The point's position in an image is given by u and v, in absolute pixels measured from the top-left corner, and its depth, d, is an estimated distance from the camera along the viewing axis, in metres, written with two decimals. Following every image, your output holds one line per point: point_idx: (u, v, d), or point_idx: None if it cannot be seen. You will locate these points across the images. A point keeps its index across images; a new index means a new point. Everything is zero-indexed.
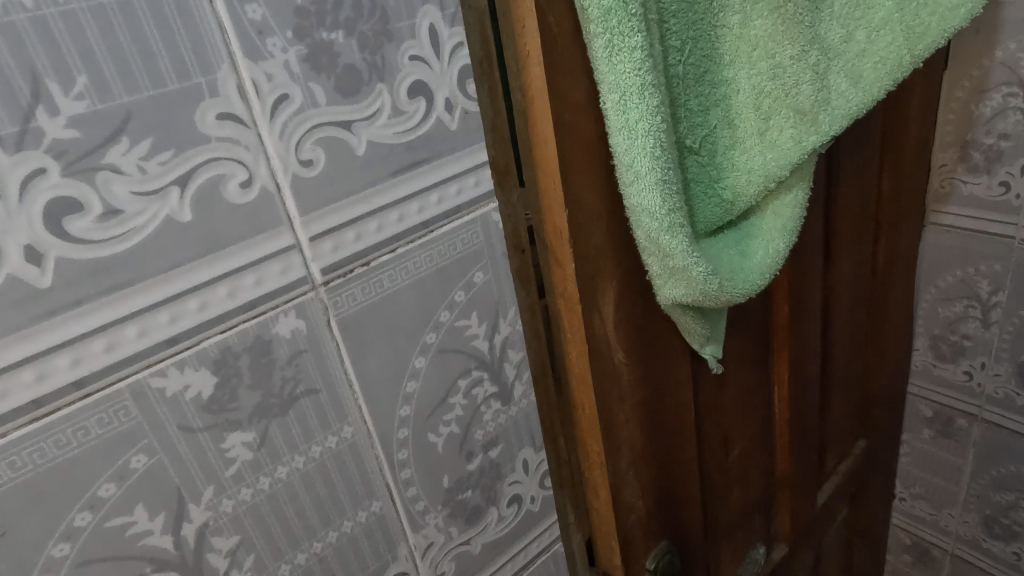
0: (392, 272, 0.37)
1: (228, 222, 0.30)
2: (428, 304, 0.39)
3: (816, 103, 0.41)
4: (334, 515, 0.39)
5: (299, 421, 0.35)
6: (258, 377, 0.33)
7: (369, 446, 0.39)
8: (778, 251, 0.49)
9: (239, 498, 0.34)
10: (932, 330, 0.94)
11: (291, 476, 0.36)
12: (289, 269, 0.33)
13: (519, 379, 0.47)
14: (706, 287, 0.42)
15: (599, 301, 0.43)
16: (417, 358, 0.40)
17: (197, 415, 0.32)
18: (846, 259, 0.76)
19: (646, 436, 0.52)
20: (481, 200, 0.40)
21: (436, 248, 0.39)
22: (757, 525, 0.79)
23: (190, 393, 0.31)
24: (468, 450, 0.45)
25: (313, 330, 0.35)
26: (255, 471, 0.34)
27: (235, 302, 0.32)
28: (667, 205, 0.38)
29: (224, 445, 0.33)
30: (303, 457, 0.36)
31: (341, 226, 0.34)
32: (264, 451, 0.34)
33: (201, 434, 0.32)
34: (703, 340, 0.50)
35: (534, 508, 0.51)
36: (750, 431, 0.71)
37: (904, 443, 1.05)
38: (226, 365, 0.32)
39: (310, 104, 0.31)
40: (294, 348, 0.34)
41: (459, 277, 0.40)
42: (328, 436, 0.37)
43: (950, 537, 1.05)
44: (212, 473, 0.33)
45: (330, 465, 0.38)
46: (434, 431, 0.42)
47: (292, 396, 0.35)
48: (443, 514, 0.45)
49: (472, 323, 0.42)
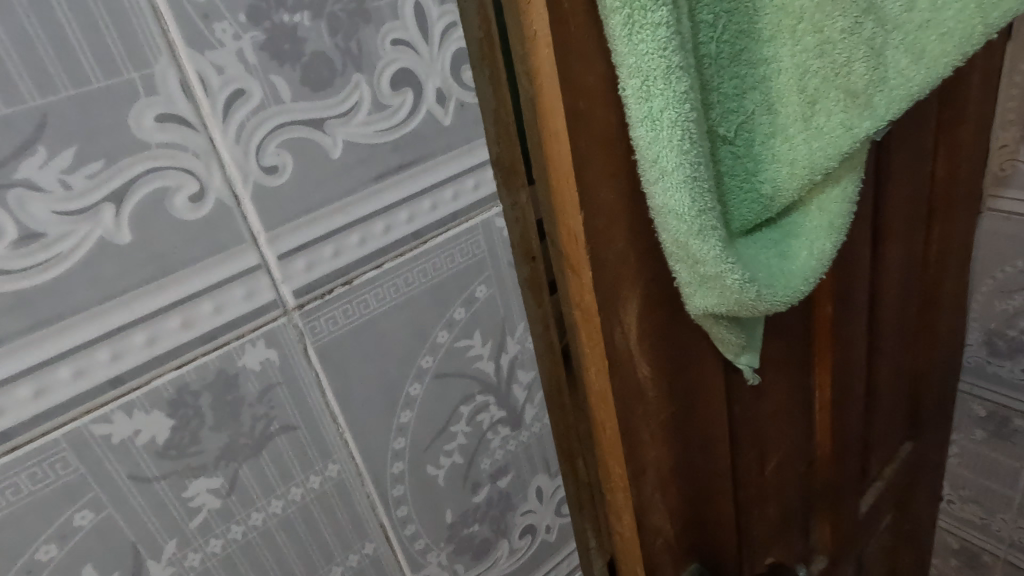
0: (380, 291, 0.32)
1: (177, 242, 0.26)
2: (423, 325, 0.35)
3: (872, 83, 0.35)
4: (321, 562, 0.35)
5: (275, 461, 0.31)
6: (223, 415, 0.29)
7: (359, 485, 0.35)
8: (824, 251, 0.44)
9: (208, 551, 0.30)
10: (987, 325, 0.88)
11: (268, 522, 0.32)
12: (254, 292, 0.28)
13: (530, 402, 0.42)
14: (742, 296, 0.37)
15: (620, 312, 0.38)
16: (412, 385, 0.35)
17: (153, 462, 0.28)
18: (897, 251, 0.70)
19: (675, 456, 0.47)
20: (482, 205, 0.35)
21: (431, 262, 0.34)
22: (795, 536, 0.74)
23: (142, 438, 0.27)
24: (473, 481, 0.40)
25: (286, 360, 0.30)
26: (224, 520, 0.30)
27: (190, 333, 0.27)
28: (698, 206, 0.33)
29: (186, 493, 0.29)
30: (282, 500, 0.32)
31: (318, 241, 0.30)
32: (234, 497, 0.30)
33: (158, 483, 0.28)
34: (739, 350, 0.45)
35: (549, 538, 0.47)
36: (788, 441, 0.66)
37: (954, 443, 0.99)
38: (184, 405, 0.28)
39: (272, 101, 0.27)
40: (265, 382, 0.30)
41: (458, 293, 0.36)
42: (311, 476, 0.33)
43: (1003, 543, 1.00)
44: (175, 525, 0.29)
45: (314, 507, 0.33)
46: (434, 462, 0.38)
47: (265, 435, 0.31)
48: (447, 550, 0.40)
49: (475, 342, 0.37)
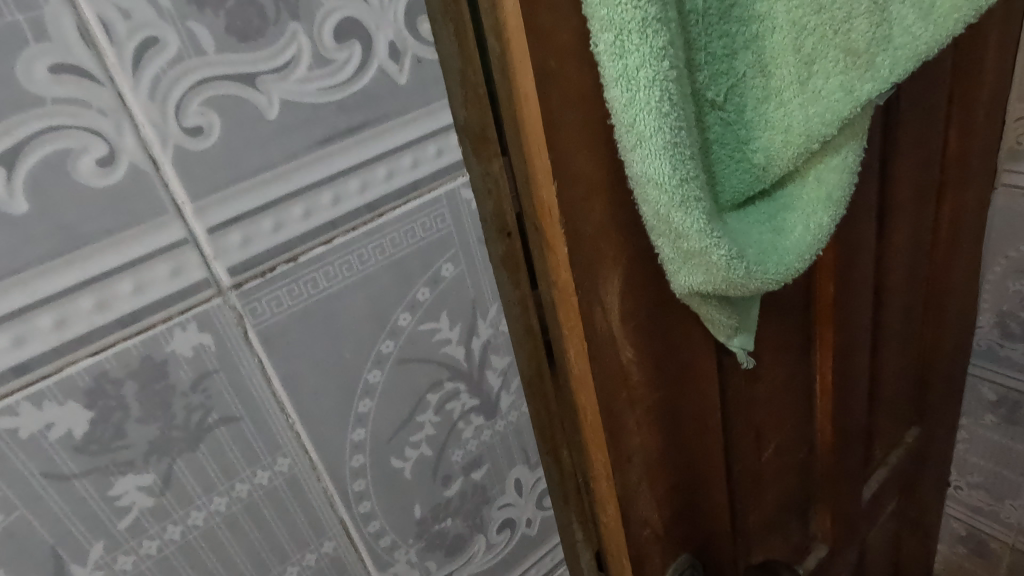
0: (330, 269, 0.29)
1: (86, 213, 0.23)
2: (382, 307, 0.32)
3: (874, 42, 0.32)
4: (274, 562, 0.32)
5: (215, 455, 0.28)
6: (151, 405, 0.26)
7: (314, 479, 0.32)
8: (821, 226, 0.41)
9: (142, 553, 0.28)
10: (1000, 307, 0.89)
11: (210, 521, 0.29)
12: (182, 270, 0.26)
13: (506, 389, 0.39)
14: (730, 275, 0.34)
15: (600, 290, 0.35)
16: (371, 371, 0.32)
17: (71, 458, 0.25)
18: (904, 227, 0.68)
19: (663, 443, 0.44)
20: (445, 174, 0.32)
21: (389, 238, 0.31)
22: (792, 526, 0.71)
23: (56, 432, 0.24)
24: (444, 473, 0.37)
25: (224, 345, 0.27)
26: (158, 520, 0.28)
27: (107, 315, 0.24)
28: (679, 175, 0.29)
29: (112, 491, 0.26)
30: (225, 498, 0.29)
31: (254, 212, 0.27)
32: (170, 495, 0.28)
33: (78, 481, 0.25)
34: (732, 331, 0.42)
35: (530, 531, 0.45)
36: (786, 428, 0.64)
37: (963, 428, 1.02)
38: (104, 395, 0.25)
39: (192, 52, 0.23)
40: (199, 369, 0.27)
41: (423, 271, 0.32)
42: (258, 471, 0.30)
43: (1010, 529, 1.04)
44: (101, 527, 0.26)
45: (264, 504, 0.31)
46: (399, 454, 0.35)
47: (201, 427, 0.28)
48: (417, 547, 0.38)
49: (442, 326, 0.34)
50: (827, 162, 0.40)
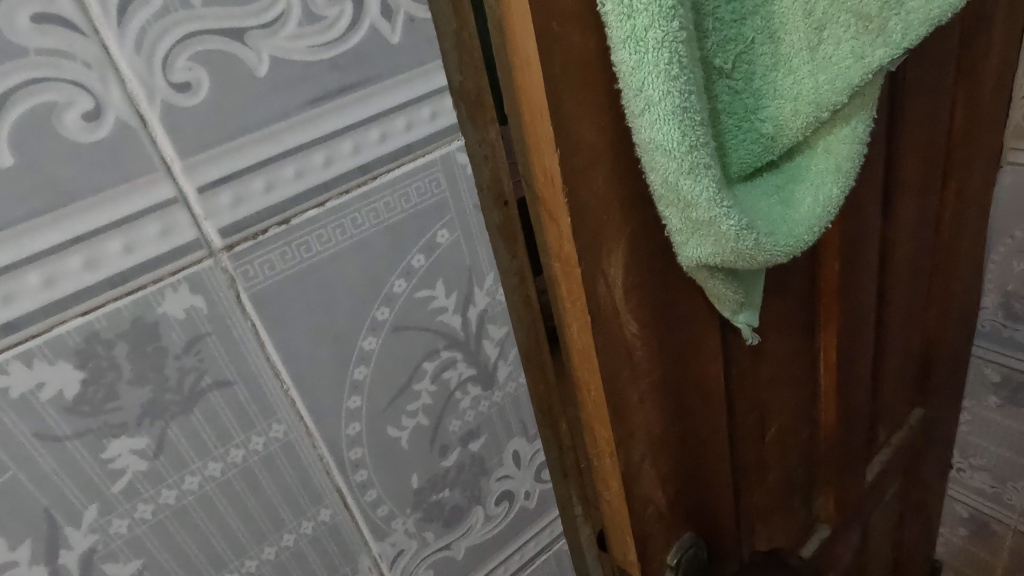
0: (324, 233, 0.29)
1: (73, 169, 0.23)
2: (376, 272, 0.31)
3: (879, 9, 0.34)
4: (270, 529, 0.32)
5: (209, 419, 0.28)
6: (143, 367, 0.26)
7: (310, 447, 0.32)
8: (828, 197, 0.43)
9: (137, 517, 0.28)
10: (1004, 287, 0.89)
11: (205, 487, 0.29)
12: (172, 229, 0.25)
13: (503, 359, 0.38)
14: (737, 243, 0.37)
15: (603, 267, 0.39)
16: (366, 339, 0.32)
17: (62, 420, 0.25)
18: (910, 205, 0.67)
19: (664, 419, 0.47)
20: (440, 137, 0.31)
21: (383, 202, 0.30)
22: (796, 505, 0.71)
23: (47, 392, 0.24)
24: (441, 444, 0.37)
25: (216, 308, 0.27)
26: (152, 483, 0.28)
27: (96, 274, 0.24)
28: (687, 139, 0.32)
29: (105, 454, 0.26)
30: (220, 463, 0.29)
31: (244, 171, 0.26)
32: (164, 460, 0.28)
33: (70, 442, 0.25)
34: (736, 308, 0.46)
35: (528, 504, 0.44)
36: (790, 406, 0.63)
37: (966, 410, 1.02)
38: (95, 355, 0.25)
39: (177, 3, 0.23)
40: (191, 332, 0.27)
41: (419, 237, 0.32)
42: (253, 437, 0.30)
43: (1014, 512, 1.04)
44: (95, 489, 0.26)
45: (258, 470, 0.31)
46: (395, 424, 0.35)
47: (195, 390, 0.27)
48: (414, 517, 0.38)
49: (437, 294, 0.34)
50: (834, 134, 0.43)
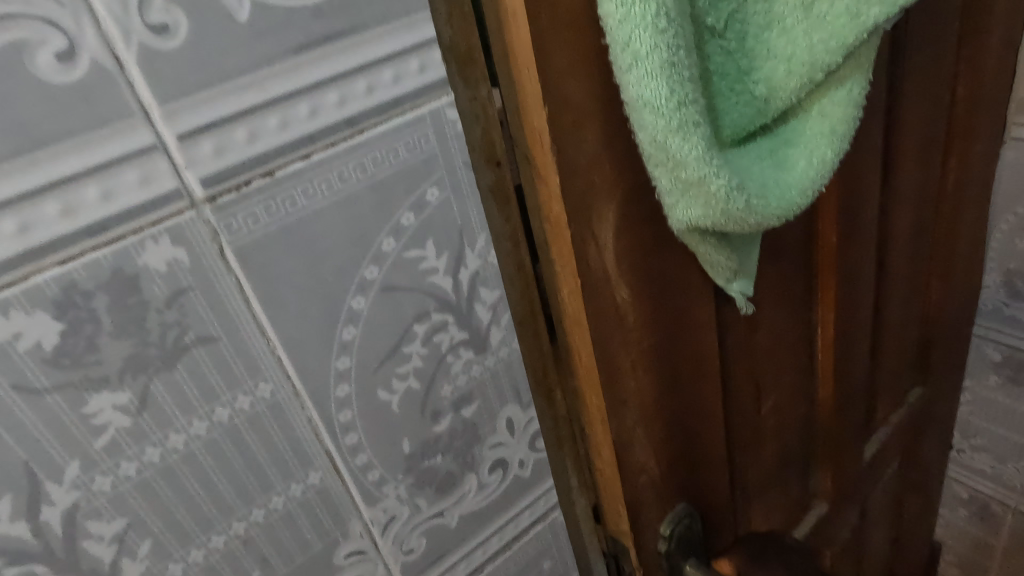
0: (308, 187, 0.30)
1: (48, 114, 0.24)
2: (365, 230, 0.32)
3: None
4: (259, 492, 0.33)
5: (193, 374, 0.29)
6: (123, 321, 0.27)
7: (298, 408, 0.33)
8: (824, 162, 0.43)
9: (120, 474, 0.29)
10: (1005, 265, 0.89)
11: (190, 446, 0.30)
12: (151, 177, 0.26)
13: (497, 322, 0.39)
14: (727, 204, 0.37)
15: (593, 229, 0.38)
16: (354, 298, 0.33)
17: (42, 373, 0.26)
18: (909, 178, 0.67)
19: (658, 387, 0.47)
20: (430, 94, 0.32)
21: (371, 158, 0.31)
22: (794, 481, 0.71)
23: (25, 343, 0.25)
24: (433, 409, 0.38)
25: (197, 259, 0.28)
26: (135, 441, 0.29)
27: (72, 220, 0.25)
28: (675, 98, 0.33)
29: (87, 409, 0.27)
30: (205, 422, 0.30)
31: (226, 120, 0.27)
32: (147, 417, 0.29)
33: (51, 396, 0.26)
34: (730, 275, 0.46)
35: (522, 475, 0.45)
36: (787, 380, 0.63)
37: (966, 390, 1.02)
38: (74, 306, 0.26)
39: None
40: (174, 286, 0.28)
41: (407, 195, 0.33)
42: (240, 395, 0.31)
43: (1013, 491, 1.05)
44: (77, 446, 0.27)
45: (245, 430, 0.31)
46: (386, 387, 0.35)
47: (178, 346, 0.28)
48: (406, 483, 0.39)
49: (428, 253, 0.34)
50: (830, 97, 0.42)
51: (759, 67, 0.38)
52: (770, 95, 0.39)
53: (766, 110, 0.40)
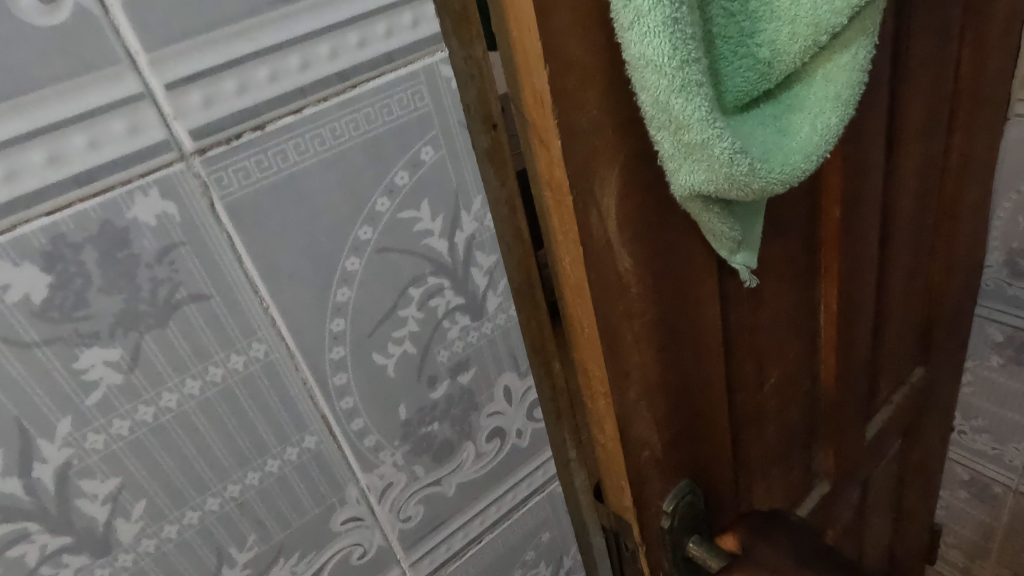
0: (300, 141, 0.32)
1: (34, 69, 0.26)
2: (358, 189, 0.35)
3: None
4: (255, 454, 0.36)
5: (185, 332, 0.32)
6: (113, 275, 0.30)
7: (293, 369, 0.36)
8: (828, 127, 0.42)
9: (113, 432, 0.32)
10: (1008, 244, 0.88)
11: (184, 404, 0.33)
12: (138, 127, 0.29)
13: (491, 289, 0.42)
14: (731, 168, 0.37)
15: (596, 195, 0.39)
16: (349, 259, 0.36)
17: (31, 326, 0.29)
18: (913, 153, 0.66)
19: (662, 361, 0.47)
20: (421, 47, 0.34)
21: (363, 113, 0.34)
22: (796, 459, 0.71)
23: (14, 294, 0.28)
24: (429, 374, 0.41)
25: (187, 214, 0.30)
26: (127, 398, 0.32)
27: (60, 171, 0.28)
28: (678, 56, 0.33)
29: (78, 365, 0.30)
30: (198, 381, 0.33)
31: (217, 71, 0.30)
32: (139, 373, 0.31)
33: (41, 350, 0.29)
34: (733, 247, 0.46)
35: (521, 443, 0.49)
36: (790, 356, 0.62)
37: (969, 371, 1.02)
38: (62, 259, 0.28)
39: None
40: (164, 240, 0.30)
41: (400, 154, 0.35)
42: (233, 354, 0.34)
43: (1014, 472, 1.05)
44: (69, 402, 0.30)
45: (237, 390, 0.35)
46: (381, 349, 0.39)
47: (170, 302, 0.31)
48: (402, 451, 0.42)
49: (422, 216, 0.37)
50: (833, 60, 0.42)
51: (763, 29, 0.38)
52: (773, 58, 0.39)
53: (771, 74, 0.39)
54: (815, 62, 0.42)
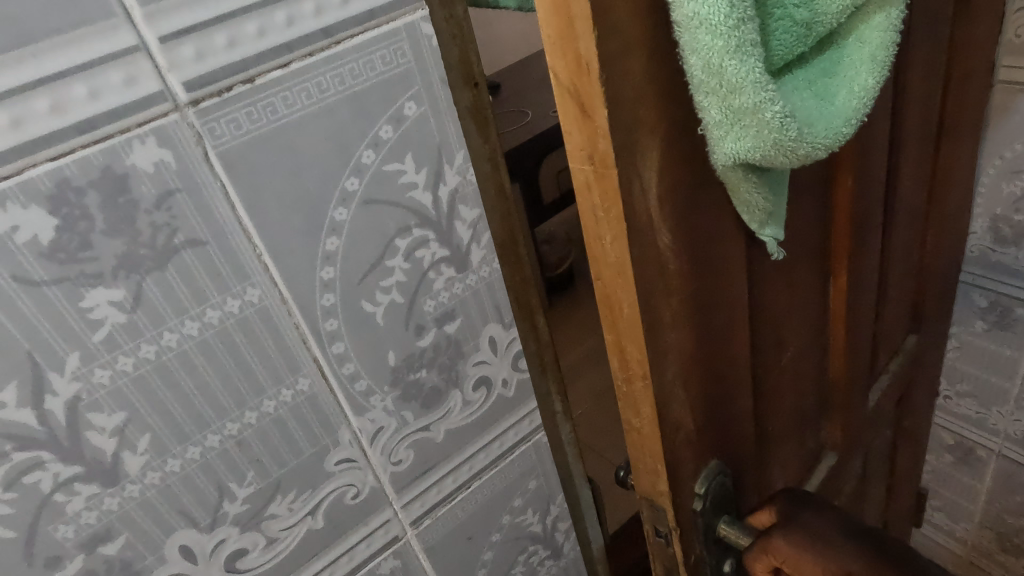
0: (289, 96, 0.33)
1: (35, 13, 0.26)
2: (348, 141, 0.36)
3: None
4: (252, 395, 0.37)
5: (182, 275, 0.32)
6: (114, 218, 0.30)
7: (287, 317, 0.37)
8: (866, 90, 0.41)
9: (118, 368, 0.32)
10: (993, 211, 0.90)
11: (185, 344, 0.34)
12: (136, 79, 0.29)
13: (476, 242, 0.43)
14: (783, 134, 0.35)
15: (639, 166, 0.37)
16: (337, 209, 0.36)
17: (39, 265, 0.29)
18: (914, 119, 0.66)
19: (696, 338, 0.46)
20: (402, 5, 0.35)
21: (348, 68, 0.34)
22: (807, 434, 0.70)
23: (23, 236, 0.29)
24: (417, 323, 0.42)
25: (184, 162, 0.31)
26: (131, 336, 0.32)
27: (63, 119, 0.28)
28: (735, 15, 0.31)
29: (84, 304, 0.31)
30: (197, 323, 0.34)
31: (207, 25, 0.30)
32: (142, 313, 0.32)
33: (50, 289, 0.30)
34: (763, 219, 0.44)
35: (507, 393, 0.49)
36: (805, 330, 0.62)
37: (954, 336, 1.04)
38: (67, 202, 0.29)
39: None
40: (162, 186, 0.31)
41: (387, 107, 0.36)
42: (229, 299, 0.34)
43: (997, 436, 1.07)
44: (77, 338, 0.31)
45: (234, 333, 0.35)
46: (371, 299, 0.39)
47: (168, 247, 0.32)
48: (392, 396, 0.43)
49: (407, 168, 0.38)
50: (867, 20, 0.40)
51: None
52: (816, 18, 0.37)
53: (814, 35, 0.37)
54: (849, 23, 0.41)
